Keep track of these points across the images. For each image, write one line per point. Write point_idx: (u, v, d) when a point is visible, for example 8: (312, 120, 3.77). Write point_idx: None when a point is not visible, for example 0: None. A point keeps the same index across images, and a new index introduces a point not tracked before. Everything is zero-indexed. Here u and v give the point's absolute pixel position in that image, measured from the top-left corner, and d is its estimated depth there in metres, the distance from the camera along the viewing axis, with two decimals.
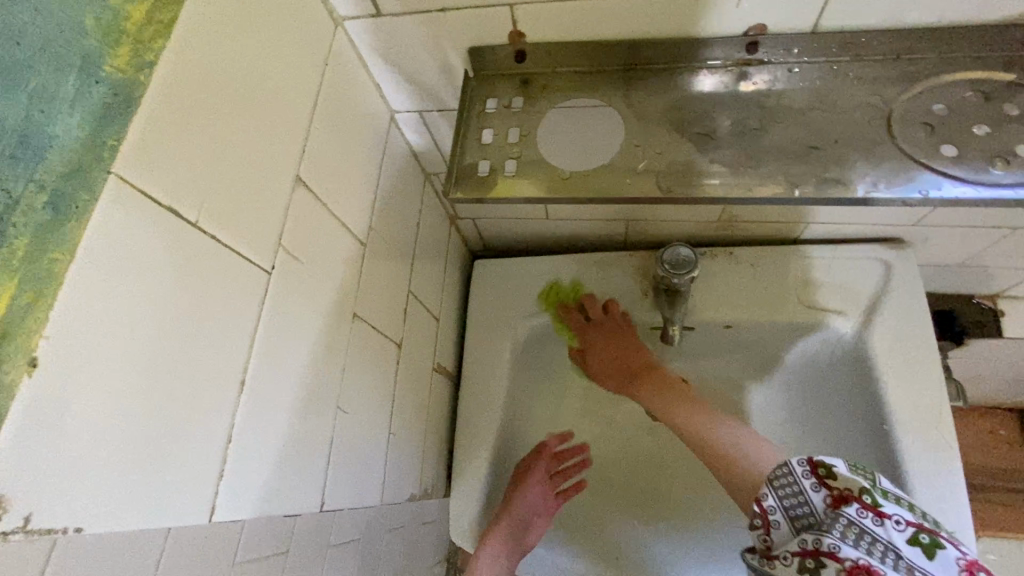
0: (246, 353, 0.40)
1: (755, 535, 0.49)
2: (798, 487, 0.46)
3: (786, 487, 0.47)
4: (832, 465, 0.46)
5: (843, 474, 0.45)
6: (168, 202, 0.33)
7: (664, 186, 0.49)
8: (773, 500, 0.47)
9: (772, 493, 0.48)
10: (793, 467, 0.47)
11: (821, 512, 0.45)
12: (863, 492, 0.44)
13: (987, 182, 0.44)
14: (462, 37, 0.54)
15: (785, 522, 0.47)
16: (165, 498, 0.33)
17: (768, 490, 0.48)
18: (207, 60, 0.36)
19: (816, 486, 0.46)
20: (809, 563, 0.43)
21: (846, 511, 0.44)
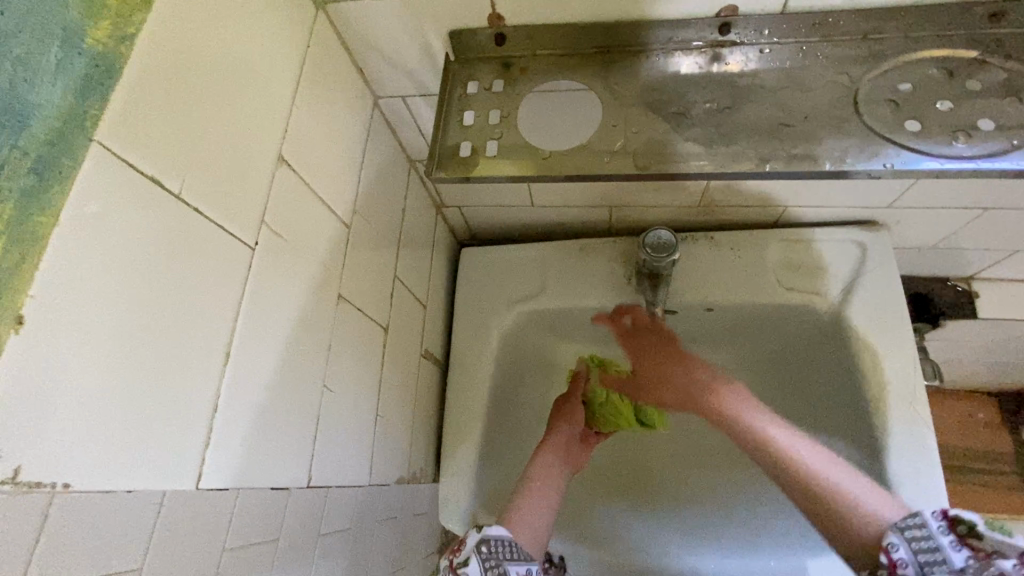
0: (230, 325, 0.41)
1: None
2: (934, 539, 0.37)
3: (916, 533, 0.37)
4: (974, 521, 0.37)
5: (991, 533, 0.36)
6: (154, 174, 0.34)
7: (640, 164, 0.51)
8: (903, 552, 0.37)
9: (899, 541, 0.38)
10: (926, 518, 0.38)
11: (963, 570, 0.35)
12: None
13: (950, 155, 0.45)
14: (443, 20, 0.55)
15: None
16: (150, 462, 0.34)
17: (894, 537, 0.38)
18: (189, 37, 0.37)
19: (956, 544, 0.37)
20: None
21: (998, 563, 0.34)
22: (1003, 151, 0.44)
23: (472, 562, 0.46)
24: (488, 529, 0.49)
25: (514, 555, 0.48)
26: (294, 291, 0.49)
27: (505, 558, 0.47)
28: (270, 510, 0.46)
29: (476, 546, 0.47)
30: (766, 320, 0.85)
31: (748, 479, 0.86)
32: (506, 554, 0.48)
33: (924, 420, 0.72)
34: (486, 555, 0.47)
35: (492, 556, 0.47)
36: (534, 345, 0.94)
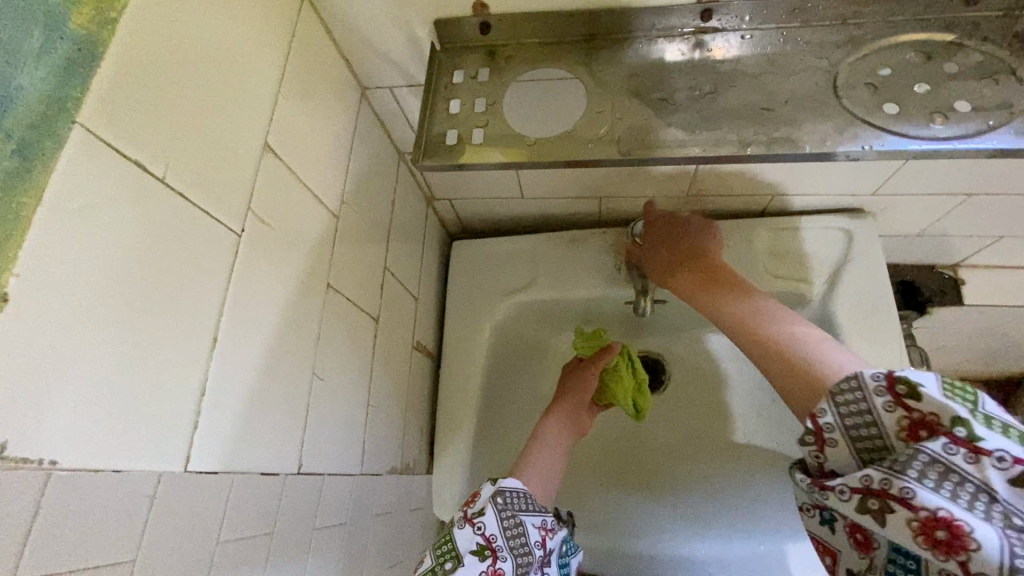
0: (217, 311, 0.41)
1: (807, 453, 0.39)
2: (867, 405, 0.36)
3: (848, 400, 0.37)
4: (917, 383, 0.35)
5: (931, 396, 0.34)
6: (137, 158, 0.34)
7: (624, 150, 0.51)
8: (832, 417, 0.37)
9: (831, 410, 0.37)
10: (864, 382, 0.36)
11: (890, 436, 0.36)
12: (955, 423, 0.33)
13: (927, 136, 0.46)
14: (427, 10, 0.56)
15: (845, 444, 0.37)
16: (138, 443, 0.35)
17: (826, 404, 0.38)
18: (172, 23, 0.37)
19: (889, 406, 0.35)
20: (873, 505, 0.35)
21: (926, 445, 0.34)
22: (979, 132, 0.45)
23: (490, 511, 0.57)
24: (501, 483, 0.59)
25: (526, 506, 0.59)
26: (283, 280, 0.49)
27: (518, 509, 0.58)
28: (261, 495, 0.46)
29: (492, 497, 0.58)
30: None
31: (739, 466, 0.87)
32: (519, 505, 0.59)
33: None
34: (502, 505, 0.57)
35: (507, 506, 0.58)
36: (526, 336, 0.95)
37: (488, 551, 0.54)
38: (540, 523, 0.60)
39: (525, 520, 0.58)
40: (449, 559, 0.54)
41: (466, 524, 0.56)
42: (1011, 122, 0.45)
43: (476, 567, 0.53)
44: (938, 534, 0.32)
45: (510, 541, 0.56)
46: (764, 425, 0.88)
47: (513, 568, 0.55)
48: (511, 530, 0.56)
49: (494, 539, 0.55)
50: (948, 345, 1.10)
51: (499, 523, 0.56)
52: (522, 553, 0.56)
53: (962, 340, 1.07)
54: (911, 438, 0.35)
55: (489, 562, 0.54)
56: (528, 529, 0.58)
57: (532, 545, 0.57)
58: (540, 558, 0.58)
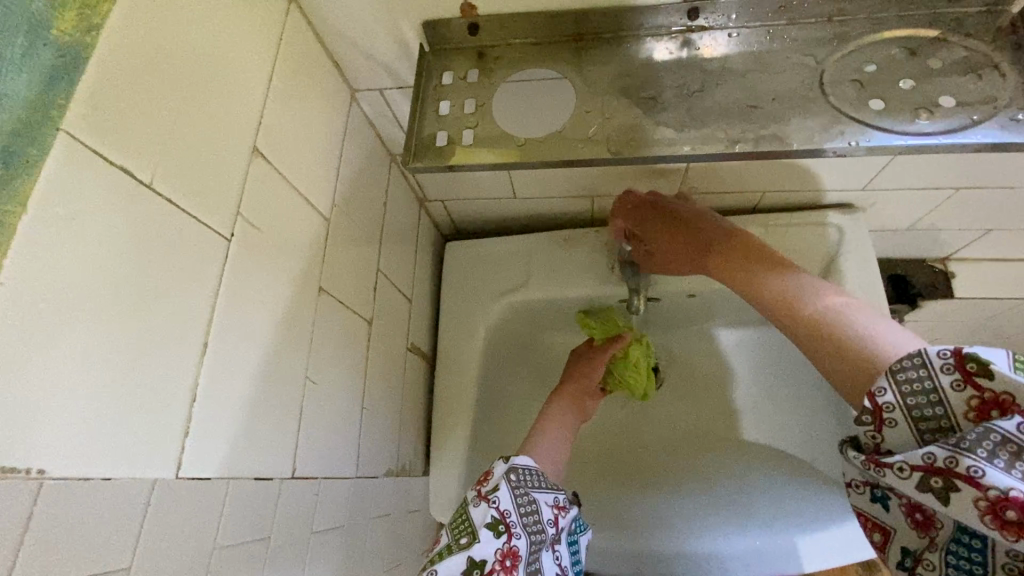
0: (207, 316, 0.41)
1: (861, 432, 0.40)
2: (931, 382, 0.36)
3: (910, 376, 0.37)
4: (988, 360, 0.35)
5: (1004, 374, 0.34)
6: (122, 163, 0.34)
7: (613, 149, 0.52)
8: (892, 396, 0.38)
9: (892, 388, 0.38)
10: (930, 358, 0.37)
11: (956, 415, 0.36)
12: None
13: (912, 132, 0.46)
14: (415, 12, 0.56)
15: (904, 422, 0.37)
16: (128, 451, 0.35)
17: (886, 382, 0.38)
18: (158, 26, 0.37)
19: (957, 385, 0.36)
20: (936, 484, 0.35)
21: (1000, 423, 0.34)
22: (964, 126, 0.46)
23: (503, 489, 0.57)
24: (514, 461, 0.61)
25: (539, 484, 0.60)
26: (274, 284, 0.49)
27: (531, 486, 0.59)
28: (256, 500, 0.46)
29: (505, 474, 0.59)
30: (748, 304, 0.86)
31: (734, 463, 0.87)
32: (532, 483, 0.60)
33: None
34: (515, 483, 0.58)
35: (520, 484, 0.59)
36: (521, 336, 0.95)
37: (502, 527, 0.55)
38: (553, 501, 0.60)
39: (538, 497, 0.59)
40: (464, 535, 0.56)
41: (480, 501, 0.57)
42: (995, 116, 0.46)
43: (491, 543, 0.54)
44: (1008, 514, 0.33)
45: (524, 518, 0.56)
46: (759, 420, 0.89)
47: (527, 544, 0.55)
48: (525, 507, 0.57)
49: (508, 514, 0.56)
50: (940, 338, 1.11)
51: (512, 500, 0.57)
52: (535, 530, 0.56)
53: (953, 332, 1.08)
54: (980, 416, 0.35)
55: (504, 538, 0.54)
56: (541, 507, 0.58)
57: (545, 523, 0.58)
58: (553, 536, 0.58)
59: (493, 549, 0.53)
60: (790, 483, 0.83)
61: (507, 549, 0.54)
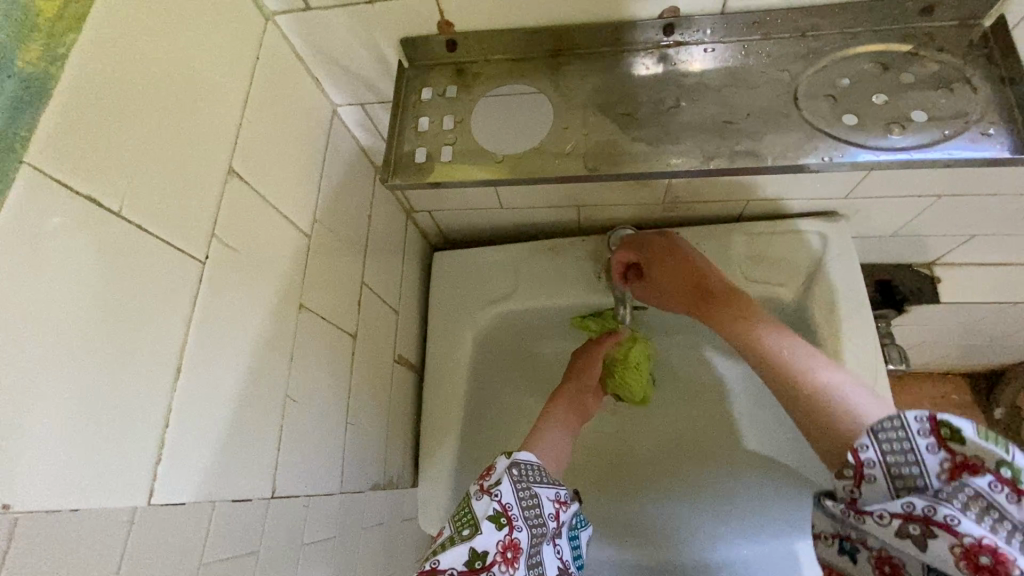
0: (181, 340, 0.41)
1: (837, 485, 0.39)
2: (908, 444, 0.36)
3: (889, 435, 0.36)
4: (961, 426, 0.34)
5: (976, 439, 0.34)
6: (90, 192, 0.34)
7: (590, 165, 0.53)
8: (873, 454, 0.37)
9: (873, 446, 0.37)
10: (906, 420, 0.36)
11: (929, 474, 0.36)
12: (1003, 464, 0.33)
13: (884, 147, 0.48)
14: (392, 30, 0.56)
15: (883, 480, 0.36)
16: (99, 480, 0.35)
17: (864, 440, 0.37)
18: (126, 53, 0.37)
19: (932, 448, 0.35)
20: (914, 530, 0.35)
21: (973, 479, 0.34)
22: (936, 141, 0.47)
23: (506, 483, 0.56)
24: (516, 456, 0.60)
25: (540, 479, 0.59)
26: (253, 303, 0.49)
27: (532, 481, 0.58)
28: (236, 522, 0.46)
29: (508, 469, 0.58)
30: None
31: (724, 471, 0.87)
32: (534, 478, 0.59)
33: None
34: (517, 477, 0.57)
35: (522, 478, 0.57)
36: (510, 345, 0.95)
37: (504, 520, 0.54)
38: (554, 496, 0.59)
39: (540, 492, 0.58)
40: (466, 527, 0.54)
41: (483, 494, 0.56)
42: (967, 131, 0.47)
43: (493, 536, 0.52)
44: (981, 560, 0.33)
45: (525, 512, 0.55)
46: (747, 428, 0.89)
47: (528, 536, 0.54)
48: (526, 501, 0.56)
49: (510, 507, 0.54)
50: (929, 341, 1.11)
51: (514, 493, 0.56)
52: (536, 524, 0.55)
53: (941, 336, 1.08)
54: (951, 477, 0.35)
55: (506, 530, 0.53)
56: (543, 501, 0.57)
57: (546, 517, 0.57)
58: (554, 530, 0.58)
59: (494, 541, 0.52)
60: (778, 491, 0.83)
61: (509, 541, 0.53)
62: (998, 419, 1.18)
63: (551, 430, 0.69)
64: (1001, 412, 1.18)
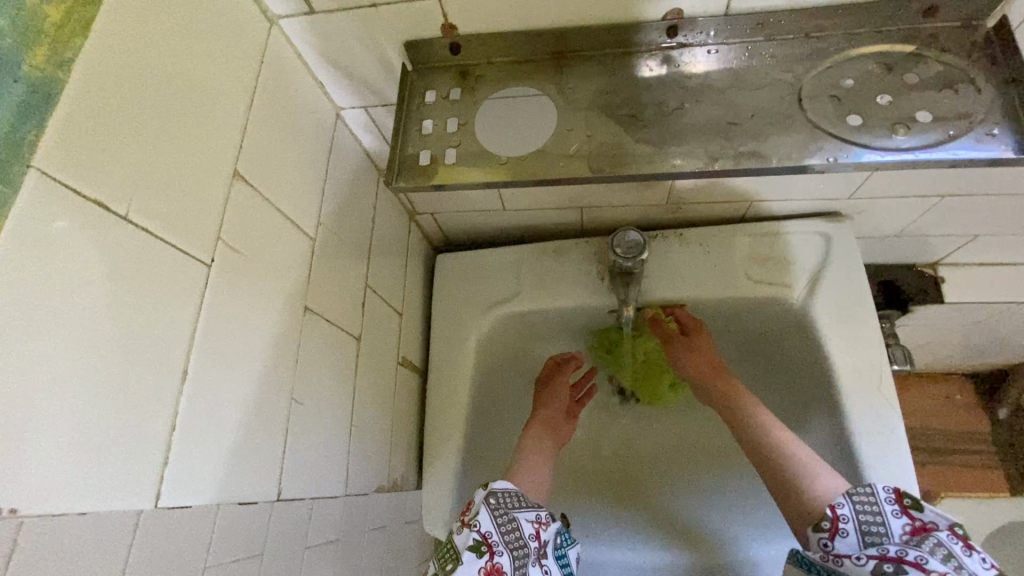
0: (187, 343, 0.41)
1: (817, 538, 0.49)
2: (878, 508, 0.47)
3: (863, 498, 0.48)
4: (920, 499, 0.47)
5: (931, 508, 0.46)
6: (94, 196, 0.34)
7: (594, 167, 0.52)
8: (848, 509, 0.48)
9: (848, 503, 0.48)
10: (877, 490, 0.48)
11: (894, 531, 0.46)
12: (953, 524, 0.45)
13: (889, 147, 0.48)
14: (397, 33, 0.56)
15: (855, 533, 0.47)
16: (105, 484, 0.35)
17: (844, 499, 0.49)
18: (134, 59, 0.37)
19: (897, 513, 0.47)
20: (888, 567, 0.44)
21: (938, 534, 0.44)
22: (940, 141, 0.47)
23: (484, 512, 0.57)
24: (493, 486, 0.60)
25: (519, 503, 0.59)
26: (259, 306, 0.49)
27: (512, 507, 0.58)
28: (243, 526, 0.46)
29: (484, 499, 0.58)
30: (739, 312, 0.86)
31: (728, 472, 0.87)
32: (512, 503, 0.59)
33: (890, 405, 0.73)
34: (495, 505, 0.58)
35: (500, 506, 0.58)
36: (513, 347, 0.95)
37: (485, 547, 0.54)
38: (534, 518, 0.59)
39: (519, 516, 0.58)
40: (450, 560, 0.54)
41: (463, 527, 0.57)
42: (971, 131, 0.47)
43: (474, 563, 0.53)
44: None
45: (505, 537, 0.55)
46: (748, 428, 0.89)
47: (511, 560, 0.54)
48: (506, 527, 0.56)
49: (490, 535, 0.55)
50: (933, 342, 1.11)
51: (492, 521, 0.56)
52: (517, 546, 0.55)
53: (945, 336, 1.08)
54: (911, 535, 0.45)
55: (487, 557, 0.54)
56: (522, 524, 0.57)
57: (527, 538, 0.57)
58: (537, 550, 0.57)
59: (476, 569, 0.53)
60: None
61: (491, 567, 0.53)
62: (1001, 419, 1.19)
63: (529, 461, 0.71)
64: (1004, 412, 1.18)
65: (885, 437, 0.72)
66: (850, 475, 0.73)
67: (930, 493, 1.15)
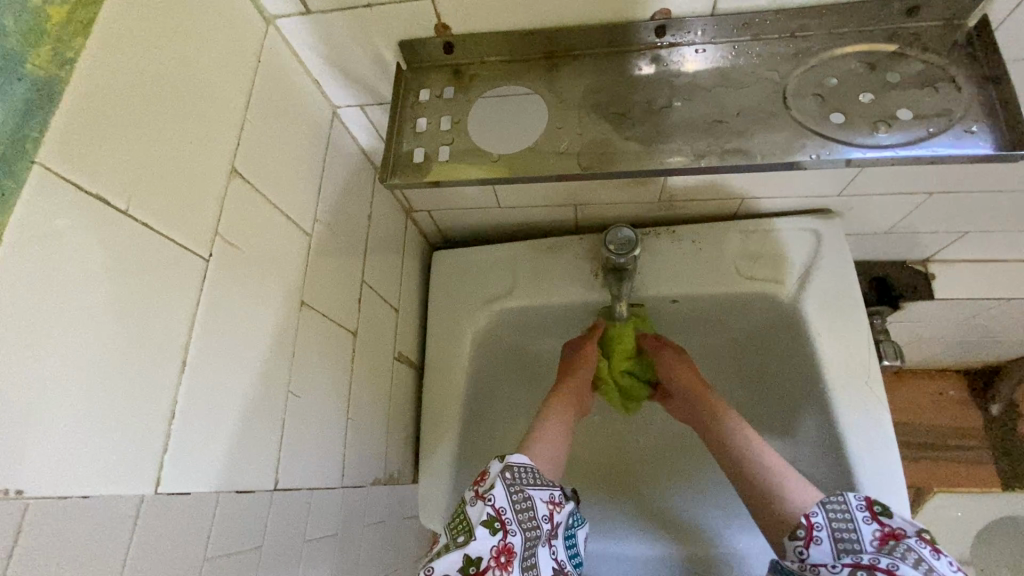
0: (186, 334, 0.42)
1: (793, 546, 0.52)
2: (850, 515, 0.51)
3: (837, 506, 0.51)
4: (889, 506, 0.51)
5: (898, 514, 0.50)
6: (97, 191, 0.36)
7: (584, 164, 0.54)
8: (822, 518, 0.51)
9: (822, 511, 0.51)
10: (850, 499, 0.52)
11: (867, 540, 0.49)
12: (921, 530, 0.49)
13: (871, 144, 0.49)
14: (391, 33, 0.57)
15: (829, 541, 0.50)
16: (108, 471, 0.36)
17: (819, 508, 0.52)
18: (135, 58, 0.39)
19: (868, 519, 0.50)
20: None
21: (910, 542, 0.47)
22: (921, 138, 0.48)
23: (499, 486, 0.57)
24: (509, 459, 0.60)
25: (534, 481, 0.60)
26: (258, 300, 0.51)
27: (526, 484, 0.59)
28: (242, 511, 0.47)
29: (501, 473, 0.58)
30: (730, 308, 0.87)
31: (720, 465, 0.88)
32: (527, 480, 0.59)
33: (878, 399, 0.75)
34: (510, 480, 0.58)
35: (515, 481, 0.58)
36: (508, 343, 0.96)
37: (498, 524, 0.55)
38: (548, 498, 0.61)
39: (533, 494, 0.59)
40: (462, 533, 0.55)
41: (476, 500, 0.57)
42: (951, 128, 0.49)
43: (487, 541, 0.54)
44: None
45: (519, 515, 0.56)
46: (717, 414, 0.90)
47: (522, 540, 0.56)
48: (520, 505, 0.57)
49: (503, 511, 0.55)
50: (926, 338, 1.12)
51: (507, 497, 0.56)
52: (530, 527, 0.57)
53: (937, 333, 1.09)
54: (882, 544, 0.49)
55: (500, 535, 0.54)
56: (536, 503, 0.58)
57: (540, 520, 0.59)
58: (548, 531, 0.60)
59: (489, 546, 0.54)
60: None
61: (502, 546, 0.54)
62: (994, 416, 1.20)
63: (548, 429, 0.67)
64: (997, 408, 1.20)
65: (872, 430, 0.73)
66: (839, 467, 0.74)
67: (921, 488, 1.16)
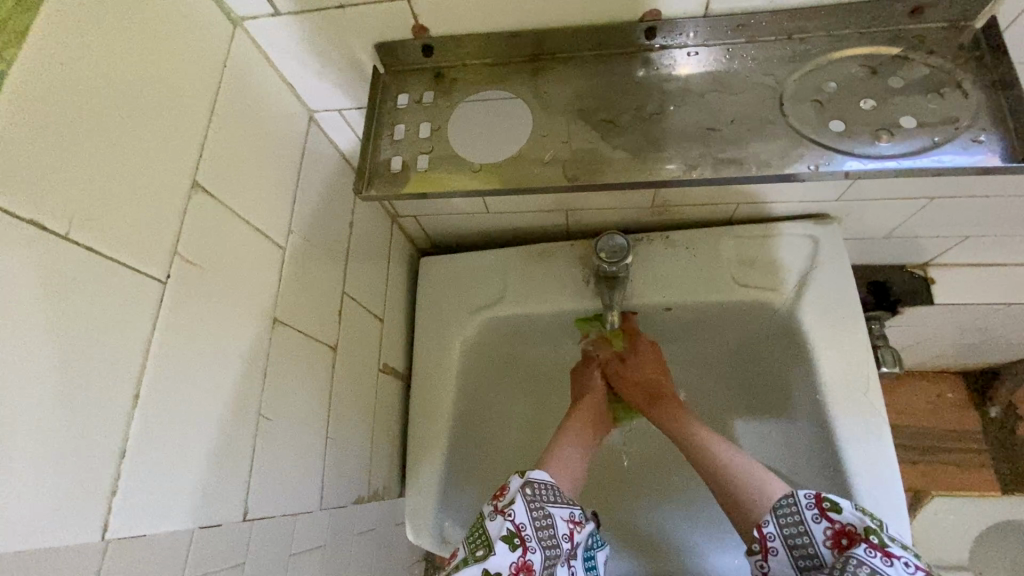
0: (139, 363, 0.39)
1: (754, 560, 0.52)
2: (799, 517, 0.50)
3: (786, 512, 0.51)
4: (839, 503, 0.49)
5: (848, 511, 0.48)
6: (30, 216, 0.32)
7: (570, 175, 0.51)
8: (773, 527, 0.51)
9: (773, 520, 0.51)
10: (798, 499, 0.51)
11: (818, 544, 0.49)
12: (869, 531, 0.46)
13: (871, 154, 0.47)
14: (367, 35, 0.54)
15: (783, 550, 0.50)
16: (46, 519, 0.33)
17: (770, 516, 0.52)
18: (78, 68, 0.36)
19: (816, 518, 0.49)
20: None
21: (858, 550, 0.45)
22: (924, 148, 0.46)
23: (519, 501, 0.55)
24: (529, 475, 0.58)
25: (553, 499, 0.58)
26: (224, 321, 0.48)
27: (547, 501, 0.57)
28: (210, 546, 0.45)
29: (521, 488, 0.56)
30: (726, 316, 0.85)
31: None
32: (547, 497, 0.57)
33: (876, 410, 0.72)
34: (531, 496, 0.56)
35: (536, 497, 0.56)
36: (498, 352, 0.93)
37: (517, 540, 0.52)
38: (568, 516, 0.58)
39: (553, 512, 0.57)
40: (480, 547, 0.53)
41: (497, 515, 0.55)
42: (957, 137, 0.46)
43: (506, 556, 0.51)
44: None
45: (539, 532, 0.54)
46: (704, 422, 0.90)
47: (542, 558, 0.53)
48: (540, 521, 0.55)
49: (524, 527, 0.53)
50: (924, 342, 1.10)
51: (528, 513, 0.54)
52: (550, 544, 0.54)
53: (937, 337, 1.07)
54: (836, 546, 0.48)
55: (519, 551, 0.52)
56: (556, 521, 0.56)
57: (559, 538, 0.55)
58: (568, 551, 0.56)
59: (508, 561, 0.51)
60: None
61: (522, 563, 0.51)
62: (993, 418, 1.18)
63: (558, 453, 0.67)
64: (995, 411, 1.18)
65: (871, 444, 0.71)
66: (837, 482, 0.72)
67: (919, 492, 1.15)
